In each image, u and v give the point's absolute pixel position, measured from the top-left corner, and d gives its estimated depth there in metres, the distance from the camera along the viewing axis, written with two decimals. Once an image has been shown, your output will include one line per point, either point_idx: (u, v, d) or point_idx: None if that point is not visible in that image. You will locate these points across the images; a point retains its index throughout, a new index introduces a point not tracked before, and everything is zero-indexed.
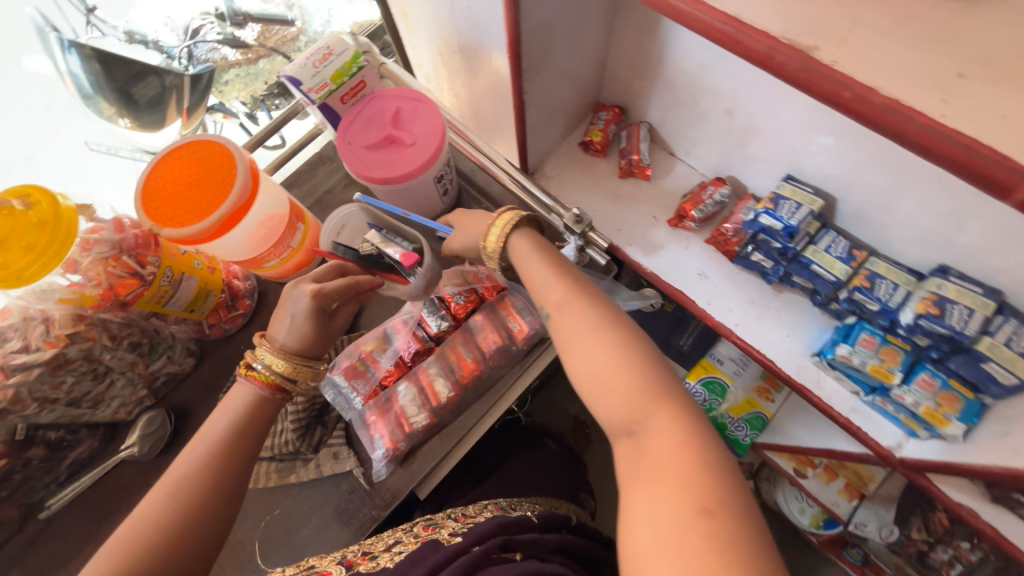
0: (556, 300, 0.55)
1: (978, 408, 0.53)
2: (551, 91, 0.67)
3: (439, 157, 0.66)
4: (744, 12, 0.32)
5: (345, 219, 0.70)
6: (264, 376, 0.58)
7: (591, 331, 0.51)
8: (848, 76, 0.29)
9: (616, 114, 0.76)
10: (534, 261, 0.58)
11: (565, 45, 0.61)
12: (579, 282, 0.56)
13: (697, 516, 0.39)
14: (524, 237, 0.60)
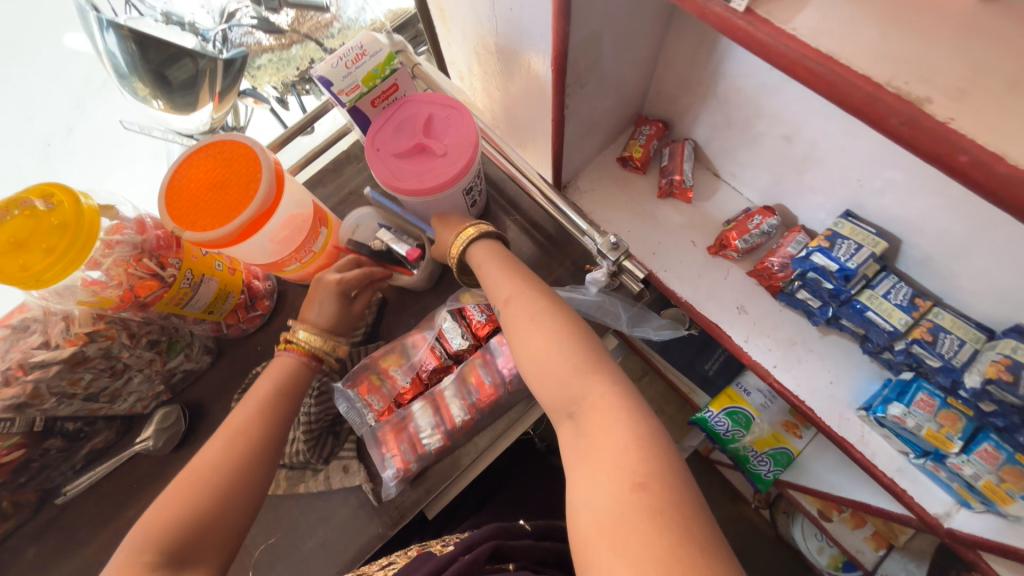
0: (503, 297, 0.55)
1: None
2: (592, 104, 0.63)
3: (471, 169, 0.62)
4: (841, 51, 0.27)
5: (360, 219, 0.74)
6: (300, 348, 0.61)
7: (532, 325, 0.51)
8: (967, 138, 0.24)
9: (659, 130, 0.72)
10: (489, 262, 0.59)
11: (612, 57, 0.57)
12: (525, 278, 0.56)
13: (631, 493, 0.37)
14: (487, 246, 0.61)
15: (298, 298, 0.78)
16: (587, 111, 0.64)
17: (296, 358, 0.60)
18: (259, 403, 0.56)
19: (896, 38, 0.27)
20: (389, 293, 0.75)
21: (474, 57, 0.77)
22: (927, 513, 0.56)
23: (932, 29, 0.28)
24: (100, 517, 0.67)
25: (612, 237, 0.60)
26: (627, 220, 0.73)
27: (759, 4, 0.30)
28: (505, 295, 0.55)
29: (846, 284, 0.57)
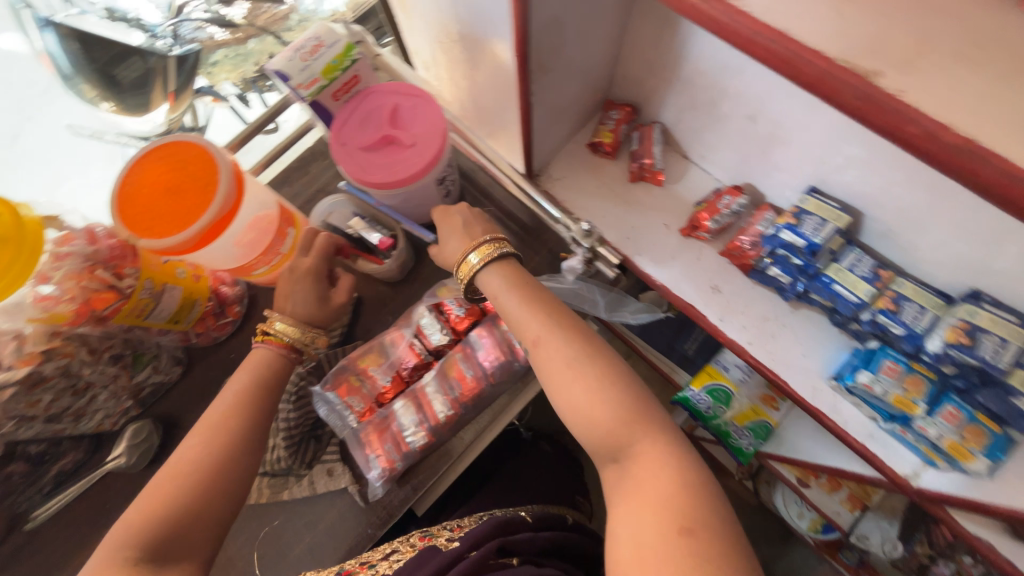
0: (531, 337, 0.52)
1: (1006, 444, 0.51)
2: (559, 89, 0.62)
3: (441, 159, 0.61)
4: (795, 27, 0.28)
5: (333, 207, 0.72)
6: (279, 338, 0.58)
7: (563, 367, 0.48)
8: (916, 109, 0.25)
9: (627, 114, 0.72)
10: (507, 292, 0.54)
11: (577, 41, 0.56)
12: (550, 309, 0.53)
13: (679, 537, 0.38)
14: (500, 266, 0.56)
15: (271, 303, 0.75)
16: (555, 98, 0.63)
17: (274, 350, 0.58)
18: (234, 410, 0.53)
19: (849, 12, 0.28)
20: (364, 291, 0.73)
21: (439, 45, 0.74)
22: (898, 475, 0.57)
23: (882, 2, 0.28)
24: (76, 539, 0.65)
25: (585, 226, 0.63)
26: (601, 206, 0.72)
27: None
28: (534, 335, 0.52)
29: (815, 259, 0.59)
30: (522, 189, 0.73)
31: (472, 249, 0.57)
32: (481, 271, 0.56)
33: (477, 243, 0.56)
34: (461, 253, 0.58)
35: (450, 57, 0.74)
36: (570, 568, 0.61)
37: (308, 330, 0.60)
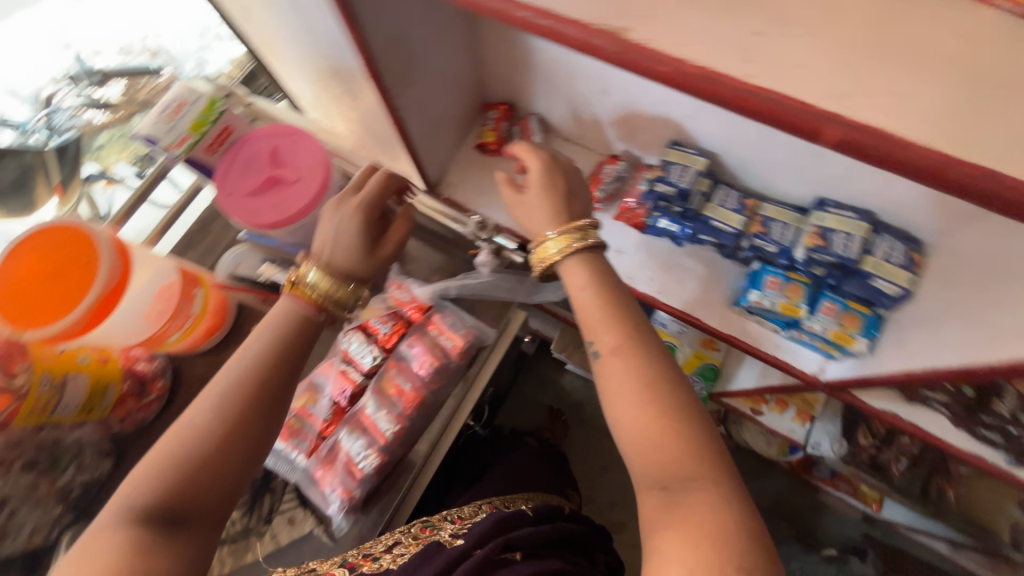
0: (609, 344, 0.49)
1: (876, 321, 0.58)
2: (429, 101, 0.65)
3: (330, 188, 0.63)
4: (556, 3, 0.32)
5: (239, 258, 0.71)
6: (314, 296, 0.54)
7: (643, 390, 0.45)
8: (657, 52, 0.29)
9: (505, 111, 0.77)
10: (589, 296, 0.51)
11: (429, 54, 0.60)
12: (633, 324, 0.49)
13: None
14: (587, 261, 0.53)
15: (199, 369, 0.73)
16: (426, 110, 0.66)
17: (302, 304, 0.54)
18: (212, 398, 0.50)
19: None
20: None
21: (318, 84, 0.71)
22: (807, 373, 0.64)
23: None
24: None
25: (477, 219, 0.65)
26: (503, 198, 0.75)
27: None
28: (613, 343, 0.48)
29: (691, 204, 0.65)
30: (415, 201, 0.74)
31: (560, 231, 0.54)
32: (567, 267, 0.53)
33: (559, 230, 0.54)
34: (540, 238, 0.55)
35: (332, 93, 0.71)
36: (574, 556, 0.60)
37: (354, 286, 0.56)
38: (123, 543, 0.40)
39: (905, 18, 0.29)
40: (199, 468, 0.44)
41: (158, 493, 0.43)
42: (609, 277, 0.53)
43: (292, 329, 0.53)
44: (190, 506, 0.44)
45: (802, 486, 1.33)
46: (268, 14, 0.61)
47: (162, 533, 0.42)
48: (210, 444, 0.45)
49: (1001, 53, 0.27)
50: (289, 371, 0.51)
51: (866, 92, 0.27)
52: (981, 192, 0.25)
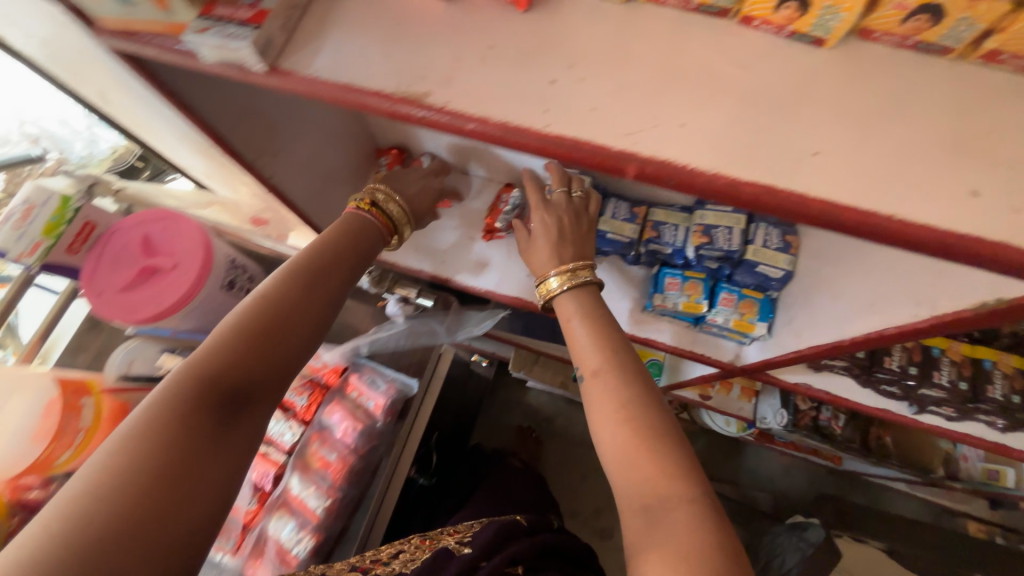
0: (592, 367, 0.39)
1: (771, 304, 0.61)
2: (312, 162, 0.62)
3: (214, 266, 0.60)
4: (359, 75, 0.31)
5: (131, 354, 0.66)
6: (386, 216, 0.51)
7: (618, 412, 0.36)
8: (460, 115, 0.30)
9: (395, 156, 0.71)
10: (581, 320, 0.43)
11: (298, 118, 0.57)
12: (630, 354, 0.40)
13: None
14: (580, 293, 0.45)
15: None
16: (316, 175, 0.62)
17: (375, 216, 0.50)
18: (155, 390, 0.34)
19: (394, 50, 0.32)
20: None
21: (208, 160, 0.58)
22: (723, 362, 0.65)
23: (419, 33, 0.32)
24: None
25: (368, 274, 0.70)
26: (407, 242, 0.70)
27: (282, 56, 0.32)
28: (595, 365, 0.39)
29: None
30: None
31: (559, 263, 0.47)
32: (557, 295, 0.46)
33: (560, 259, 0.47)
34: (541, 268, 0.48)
35: (226, 169, 0.59)
36: (569, 569, 0.60)
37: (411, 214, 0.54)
38: (157, 429, 0.30)
39: (681, 52, 0.31)
40: (256, 346, 0.36)
41: (235, 367, 0.35)
42: (607, 310, 0.44)
43: (351, 237, 0.47)
44: (260, 389, 0.36)
45: (772, 455, 1.35)
46: (119, 94, 0.50)
47: (213, 424, 0.32)
48: (280, 321, 0.37)
49: (766, 74, 0.30)
50: (348, 270, 0.44)
51: (655, 126, 0.29)
52: (766, 207, 0.27)
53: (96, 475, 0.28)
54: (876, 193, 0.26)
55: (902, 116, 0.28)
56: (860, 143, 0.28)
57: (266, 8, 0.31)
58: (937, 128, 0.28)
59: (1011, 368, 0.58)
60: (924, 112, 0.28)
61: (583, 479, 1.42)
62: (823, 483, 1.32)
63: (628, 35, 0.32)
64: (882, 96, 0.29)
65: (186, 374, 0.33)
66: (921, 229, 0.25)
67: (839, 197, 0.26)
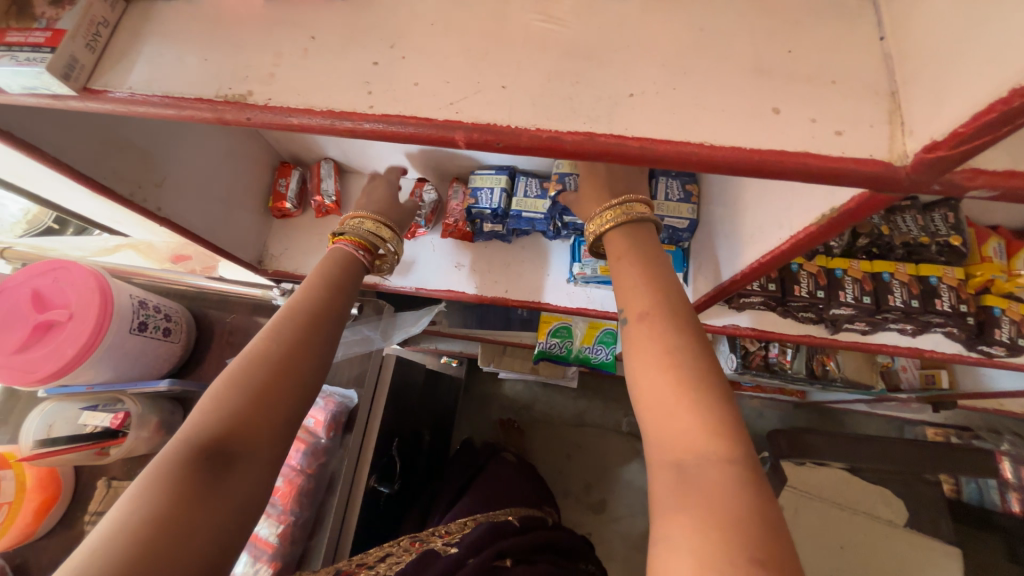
0: (639, 310, 0.37)
1: (683, 254, 0.62)
2: (209, 188, 0.59)
3: (115, 311, 0.57)
4: (178, 86, 0.31)
5: (47, 418, 0.61)
6: (359, 238, 0.52)
7: (663, 356, 0.34)
8: (283, 111, 0.29)
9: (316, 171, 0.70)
10: (633, 261, 0.40)
11: (182, 147, 0.54)
12: (676, 295, 0.38)
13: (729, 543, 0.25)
14: (631, 231, 0.43)
15: (46, 556, 0.62)
16: (215, 202, 0.60)
17: (348, 243, 0.51)
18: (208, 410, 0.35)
19: (213, 56, 0.31)
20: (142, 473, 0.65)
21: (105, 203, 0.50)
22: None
23: (236, 35, 0.32)
24: None
25: (278, 291, 0.66)
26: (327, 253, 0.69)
27: (96, 77, 0.31)
28: (644, 306, 0.36)
29: (496, 202, 0.63)
30: (222, 285, 0.69)
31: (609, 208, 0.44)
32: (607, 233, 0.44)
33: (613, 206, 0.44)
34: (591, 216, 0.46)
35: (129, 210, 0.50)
36: (560, 560, 0.65)
37: (385, 227, 0.54)
38: (161, 485, 0.31)
39: (500, 16, 0.31)
40: (249, 398, 0.36)
41: (227, 421, 0.35)
42: (658, 252, 0.41)
43: (333, 285, 0.47)
44: (254, 438, 0.35)
45: (743, 401, 1.39)
46: None
47: (208, 479, 0.32)
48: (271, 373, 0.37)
49: (582, 26, 0.30)
50: (337, 317, 0.45)
51: (477, 92, 0.29)
52: (592, 155, 0.28)
53: (98, 539, 0.29)
54: (688, 125, 0.27)
55: (710, 48, 0.29)
56: (672, 80, 0.29)
57: (64, 28, 0.29)
58: (742, 55, 0.29)
59: (907, 276, 0.62)
60: (730, 42, 0.29)
61: (569, 458, 1.42)
62: (794, 418, 1.37)
63: (447, 6, 0.32)
64: (690, 33, 0.30)
65: (181, 435, 0.33)
66: (730, 151, 0.27)
67: (655, 133, 0.27)
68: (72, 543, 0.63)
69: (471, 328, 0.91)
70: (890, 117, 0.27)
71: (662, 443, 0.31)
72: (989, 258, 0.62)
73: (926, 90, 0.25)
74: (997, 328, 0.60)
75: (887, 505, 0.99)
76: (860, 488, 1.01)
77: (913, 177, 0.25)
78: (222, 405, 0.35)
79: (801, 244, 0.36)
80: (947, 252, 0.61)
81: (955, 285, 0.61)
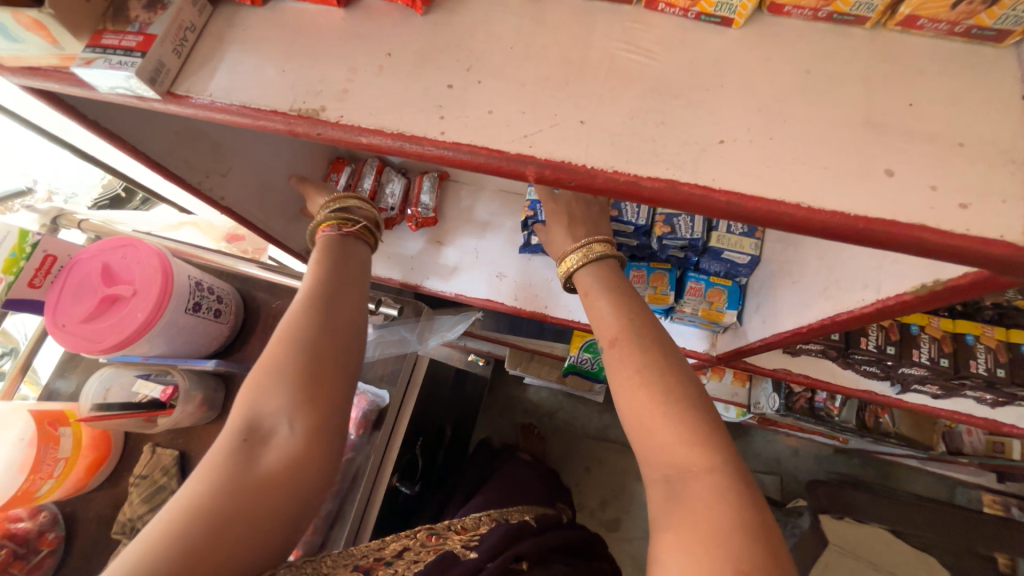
0: (610, 336, 0.35)
1: (739, 290, 0.58)
2: (269, 179, 0.60)
3: (174, 291, 0.60)
4: (254, 96, 0.31)
5: (108, 382, 0.65)
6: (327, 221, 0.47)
7: (635, 376, 0.32)
8: (354, 130, 0.29)
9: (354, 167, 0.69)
10: (602, 292, 0.38)
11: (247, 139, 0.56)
12: (653, 318, 0.36)
13: None
14: (598, 270, 0.40)
15: (94, 510, 0.67)
16: (273, 194, 0.61)
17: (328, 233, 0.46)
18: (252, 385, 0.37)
19: (290, 67, 0.31)
20: (185, 444, 0.69)
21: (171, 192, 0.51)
22: (701, 352, 0.62)
23: (313, 47, 0.31)
24: None
25: None
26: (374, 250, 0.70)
27: (180, 81, 0.32)
28: (612, 333, 0.35)
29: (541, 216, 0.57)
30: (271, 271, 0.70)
31: (578, 246, 0.42)
32: (576, 273, 0.41)
33: (580, 244, 0.42)
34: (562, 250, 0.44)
35: (192, 201, 0.52)
36: (578, 564, 0.59)
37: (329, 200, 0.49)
38: (211, 467, 0.34)
39: (583, 43, 0.29)
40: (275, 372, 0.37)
41: (258, 396, 0.36)
42: (628, 284, 0.39)
43: (342, 260, 0.44)
44: (284, 408, 0.36)
45: (777, 437, 1.31)
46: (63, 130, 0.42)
47: (245, 452, 0.34)
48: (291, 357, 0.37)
49: (672, 60, 0.28)
50: (352, 277, 0.44)
51: (553, 125, 0.27)
52: (670, 204, 0.26)
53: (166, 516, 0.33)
54: (783, 181, 0.25)
55: (817, 94, 0.26)
56: (768, 128, 0.26)
57: (155, 34, 0.30)
58: (854, 105, 0.26)
59: (994, 341, 0.55)
60: (839, 89, 0.26)
61: (587, 471, 1.40)
62: (833, 463, 1.28)
63: (529, 29, 0.30)
64: (794, 75, 0.27)
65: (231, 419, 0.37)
66: (832, 216, 0.24)
67: (744, 187, 0.25)
68: (117, 499, 0.67)
69: (501, 333, 0.87)
70: None
71: None
72: None
73: None
74: None
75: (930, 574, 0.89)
76: (900, 551, 0.92)
77: None
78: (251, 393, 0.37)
79: (889, 311, 0.32)
80: None
81: None
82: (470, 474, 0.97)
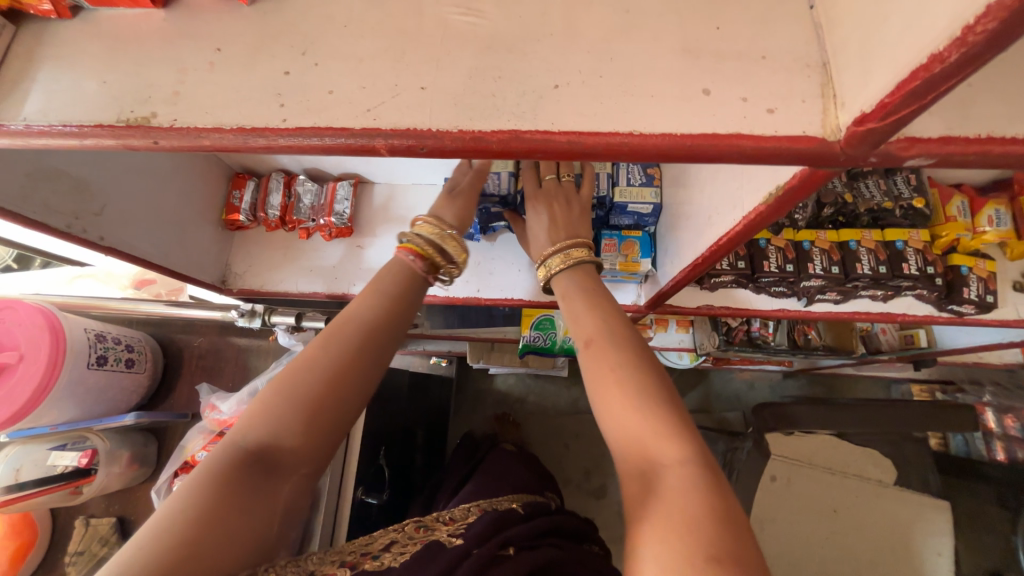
0: (584, 337, 0.35)
1: (650, 239, 0.60)
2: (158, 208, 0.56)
3: (68, 349, 0.56)
4: (75, 113, 0.28)
5: (18, 460, 0.56)
6: (415, 246, 0.43)
7: (608, 376, 0.32)
8: (191, 131, 0.27)
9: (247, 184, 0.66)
10: (578, 296, 0.39)
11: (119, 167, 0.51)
12: (628, 326, 0.36)
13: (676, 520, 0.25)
14: (577, 275, 0.41)
15: None
16: (165, 224, 0.57)
17: (402, 257, 0.42)
18: (269, 403, 0.34)
19: (112, 78, 0.29)
20: (122, 509, 0.64)
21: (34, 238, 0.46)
22: (630, 305, 0.65)
23: (136, 52, 0.30)
24: None
25: (237, 311, 0.61)
26: (292, 266, 0.67)
27: None
28: (587, 334, 0.35)
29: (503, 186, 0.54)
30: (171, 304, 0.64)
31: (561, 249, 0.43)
32: (557, 277, 0.42)
33: (568, 248, 0.43)
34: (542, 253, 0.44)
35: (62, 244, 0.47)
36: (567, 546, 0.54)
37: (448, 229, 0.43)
38: (207, 488, 0.30)
39: (415, 11, 0.29)
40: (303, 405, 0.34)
41: (273, 425, 0.33)
42: (603, 288, 0.40)
43: (393, 289, 0.40)
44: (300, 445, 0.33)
45: (733, 374, 1.40)
46: None
47: (251, 482, 0.31)
48: (322, 396, 0.34)
49: (501, 16, 0.29)
50: (406, 313, 0.40)
51: (394, 95, 0.27)
52: (519, 152, 0.27)
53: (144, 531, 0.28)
54: (616, 113, 0.26)
55: (636, 30, 0.28)
56: (598, 67, 0.27)
57: None
58: (670, 36, 0.28)
59: (873, 243, 0.61)
60: (654, 23, 0.28)
61: (567, 447, 1.42)
62: (786, 388, 1.38)
63: (360, 5, 0.30)
64: (615, 15, 0.28)
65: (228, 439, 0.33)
66: (662, 140, 0.26)
67: (581, 126, 0.26)
68: None
69: (451, 328, 0.86)
70: (822, 90, 0.26)
71: (615, 428, 0.31)
72: (954, 217, 0.61)
73: (853, 60, 0.24)
74: (965, 286, 0.61)
75: (876, 466, 0.95)
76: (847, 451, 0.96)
77: (848, 152, 0.25)
78: (260, 423, 0.33)
79: (753, 225, 0.35)
80: (911, 216, 0.61)
81: (920, 248, 0.61)
82: (455, 468, 0.96)
